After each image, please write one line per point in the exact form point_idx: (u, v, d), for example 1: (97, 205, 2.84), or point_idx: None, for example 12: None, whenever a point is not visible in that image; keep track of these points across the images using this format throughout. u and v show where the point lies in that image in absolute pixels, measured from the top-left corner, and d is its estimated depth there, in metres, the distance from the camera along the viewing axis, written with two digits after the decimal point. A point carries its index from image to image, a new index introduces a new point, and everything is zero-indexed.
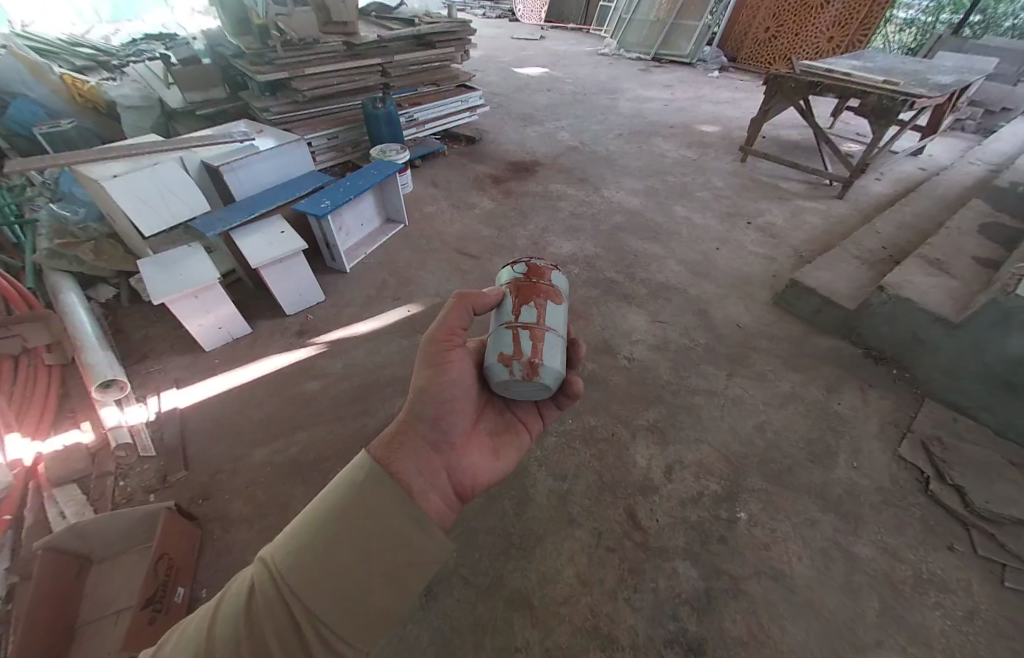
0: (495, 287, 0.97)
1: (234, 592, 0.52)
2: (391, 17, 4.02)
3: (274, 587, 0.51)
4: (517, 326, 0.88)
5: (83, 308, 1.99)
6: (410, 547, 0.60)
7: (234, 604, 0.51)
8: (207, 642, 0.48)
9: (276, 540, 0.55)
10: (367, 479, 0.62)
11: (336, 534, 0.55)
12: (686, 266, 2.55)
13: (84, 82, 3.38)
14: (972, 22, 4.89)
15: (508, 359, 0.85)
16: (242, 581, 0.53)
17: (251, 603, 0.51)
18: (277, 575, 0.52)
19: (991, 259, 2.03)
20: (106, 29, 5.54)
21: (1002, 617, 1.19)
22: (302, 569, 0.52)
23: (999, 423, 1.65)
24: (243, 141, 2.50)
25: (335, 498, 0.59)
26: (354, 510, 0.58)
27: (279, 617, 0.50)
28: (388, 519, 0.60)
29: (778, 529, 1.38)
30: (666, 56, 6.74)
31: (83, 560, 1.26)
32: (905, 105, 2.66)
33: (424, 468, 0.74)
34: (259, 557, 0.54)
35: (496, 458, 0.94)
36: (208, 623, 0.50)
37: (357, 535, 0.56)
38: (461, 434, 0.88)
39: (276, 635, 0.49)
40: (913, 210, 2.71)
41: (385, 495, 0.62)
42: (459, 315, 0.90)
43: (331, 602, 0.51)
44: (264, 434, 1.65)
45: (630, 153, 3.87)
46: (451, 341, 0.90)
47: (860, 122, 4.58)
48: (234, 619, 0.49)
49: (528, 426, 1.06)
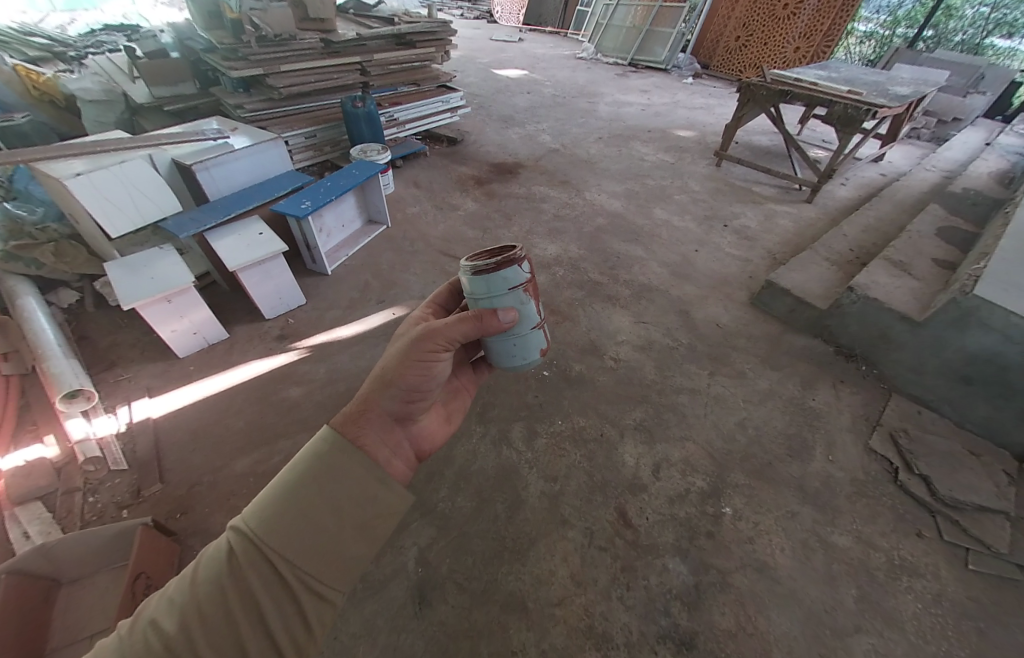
0: (505, 293, 0.87)
1: (212, 555, 0.53)
2: (370, 15, 3.96)
3: (254, 548, 0.53)
4: (538, 325, 0.97)
5: (44, 314, 1.88)
6: (376, 501, 0.63)
7: (213, 567, 0.52)
8: (194, 597, 0.50)
9: (247, 509, 0.55)
10: (332, 449, 0.62)
11: (307, 498, 0.57)
12: (667, 267, 2.61)
13: (38, 73, 3.17)
14: (925, 37, 5.22)
15: (545, 353, 1.00)
16: (219, 546, 0.54)
17: (234, 564, 0.52)
18: (254, 538, 0.54)
19: (948, 260, 2.17)
20: (61, 18, 5.22)
21: (967, 597, 1.28)
22: (280, 531, 0.54)
23: (959, 415, 1.76)
24: (216, 138, 2.40)
25: (302, 468, 0.59)
26: (322, 477, 0.59)
27: (262, 571, 0.52)
28: (355, 482, 0.61)
29: (761, 521, 1.43)
30: (643, 61, 6.90)
31: (52, 583, 1.19)
32: (868, 114, 2.80)
33: (391, 441, 0.72)
34: (232, 524, 0.55)
35: (447, 420, 0.95)
36: (189, 584, 0.51)
37: (325, 497, 0.58)
38: (423, 408, 0.84)
39: (264, 585, 0.52)
40: (877, 213, 2.86)
41: (352, 462, 0.62)
42: (466, 329, 0.83)
43: (310, 553, 0.55)
44: (245, 444, 1.59)
45: (611, 156, 3.93)
46: (446, 346, 0.81)
47: (826, 129, 4.83)
48: (215, 578, 0.51)
49: (469, 388, 1.07)
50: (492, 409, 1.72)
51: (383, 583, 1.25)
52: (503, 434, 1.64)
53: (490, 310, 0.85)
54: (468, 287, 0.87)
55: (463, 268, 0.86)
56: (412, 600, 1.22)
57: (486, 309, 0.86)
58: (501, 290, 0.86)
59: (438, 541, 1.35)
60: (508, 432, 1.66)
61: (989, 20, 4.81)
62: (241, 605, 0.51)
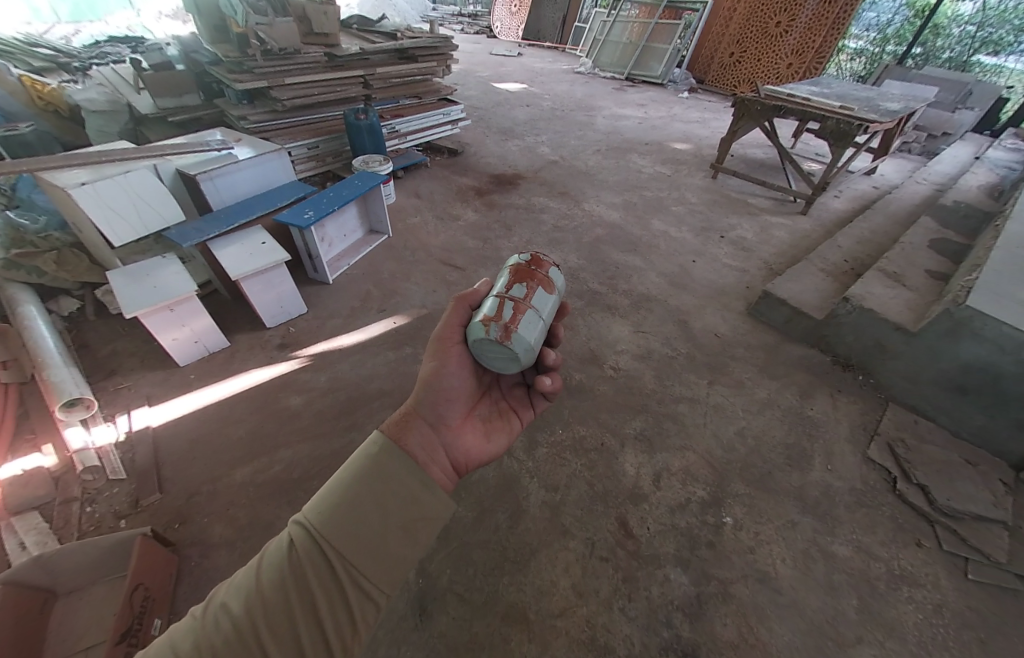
0: (491, 278, 0.98)
1: (274, 546, 0.54)
2: (373, 30, 4.03)
3: (311, 542, 0.54)
4: (505, 297, 0.88)
5: (44, 322, 1.88)
6: (420, 504, 0.63)
7: (276, 558, 0.53)
8: (258, 586, 0.51)
9: (308, 503, 0.57)
10: (382, 452, 0.64)
11: (359, 497, 0.58)
12: (665, 277, 2.64)
13: (44, 83, 3.21)
14: (914, 54, 5.35)
15: (488, 319, 0.85)
16: (281, 539, 0.55)
17: (294, 555, 0.53)
18: (314, 532, 0.55)
19: (941, 272, 2.21)
20: (66, 28, 5.32)
21: (968, 607, 1.28)
22: (336, 526, 0.55)
23: (954, 425, 1.78)
24: (220, 149, 2.42)
25: (355, 466, 0.62)
26: (374, 478, 0.61)
27: (319, 564, 0.53)
28: (400, 481, 0.62)
29: (761, 532, 1.43)
30: (639, 76, 7.04)
31: (48, 594, 1.17)
32: (861, 129, 2.87)
33: (427, 443, 0.76)
34: (295, 519, 0.56)
35: (490, 439, 0.92)
36: (254, 574, 0.52)
37: (375, 496, 0.59)
38: (457, 414, 0.88)
39: (320, 579, 0.52)
40: (871, 225, 2.91)
41: (398, 463, 0.64)
42: (459, 314, 0.93)
43: (361, 549, 0.55)
44: (245, 453, 1.59)
45: (609, 168, 3.99)
46: (453, 338, 0.91)
47: (819, 142, 4.93)
48: (277, 568, 0.52)
49: (519, 414, 1.03)
50: None
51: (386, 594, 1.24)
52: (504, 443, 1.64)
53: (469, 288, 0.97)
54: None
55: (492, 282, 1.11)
56: (414, 612, 1.21)
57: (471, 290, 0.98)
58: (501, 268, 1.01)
59: (440, 552, 1.34)
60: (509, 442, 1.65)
61: (975, 38, 4.96)
62: (298, 598, 0.51)
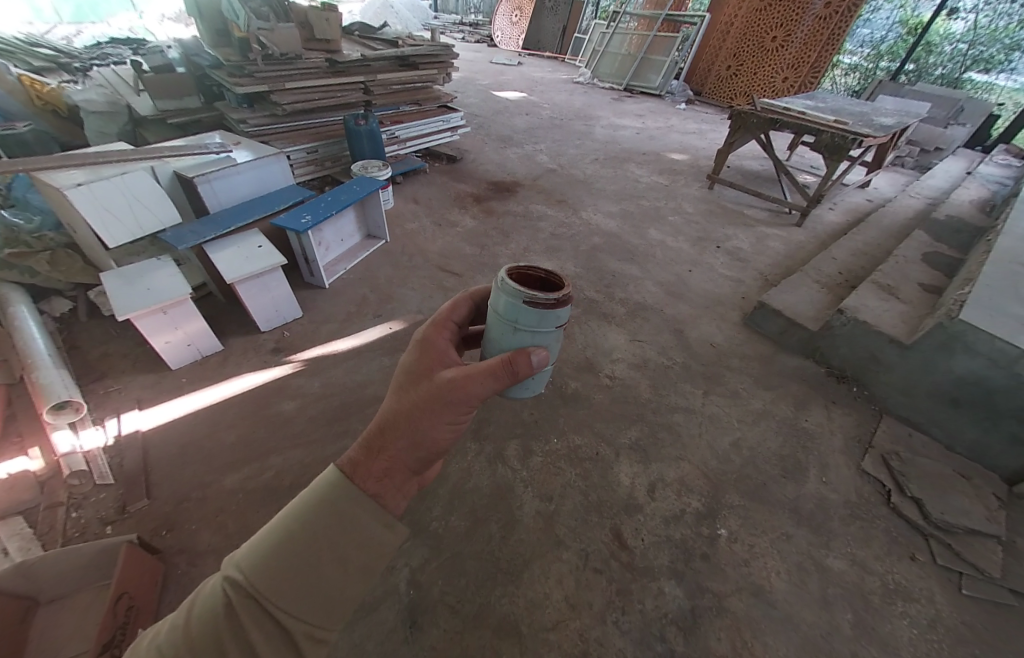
0: (542, 350, 0.81)
1: (206, 601, 0.48)
2: (375, 38, 4.07)
3: (249, 597, 0.49)
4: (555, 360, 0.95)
5: (35, 322, 1.85)
6: (382, 543, 0.58)
7: (208, 615, 0.47)
8: (188, 642, 0.46)
9: (248, 551, 0.51)
10: (339, 492, 0.57)
11: (311, 545, 0.52)
12: (662, 286, 2.65)
13: (43, 83, 3.21)
14: (906, 70, 5.47)
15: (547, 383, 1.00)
16: (215, 591, 0.50)
17: (230, 611, 0.48)
18: (249, 587, 0.49)
19: (934, 286, 2.23)
20: (67, 29, 5.33)
21: (962, 623, 1.27)
22: (276, 578, 0.50)
23: (947, 439, 1.79)
24: (219, 152, 2.41)
25: (306, 511, 0.55)
26: (328, 522, 0.55)
27: (260, 620, 0.49)
28: (359, 524, 0.57)
29: (756, 544, 1.42)
30: (638, 87, 7.12)
31: (29, 603, 1.14)
32: (855, 143, 2.90)
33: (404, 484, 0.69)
34: (223, 570, 0.50)
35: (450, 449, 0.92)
36: (182, 632, 0.47)
37: (329, 543, 0.54)
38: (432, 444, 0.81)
39: (262, 636, 0.48)
40: (864, 238, 2.94)
41: (359, 505, 0.58)
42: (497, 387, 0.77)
43: (312, 601, 0.51)
44: (236, 459, 1.56)
45: (606, 177, 4.03)
46: (470, 403, 0.76)
47: (814, 156, 5.01)
48: (210, 627, 0.47)
49: None
50: (487, 426, 1.70)
51: (374, 605, 1.22)
52: (499, 451, 1.63)
53: (524, 369, 0.77)
54: (513, 319, 0.79)
55: (506, 290, 0.78)
56: (403, 624, 1.19)
57: (517, 361, 0.77)
58: (549, 328, 0.80)
59: (430, 562, 1.32)
60: (504, 451, 1.64)
61: (966, 56, 5.06)
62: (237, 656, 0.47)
